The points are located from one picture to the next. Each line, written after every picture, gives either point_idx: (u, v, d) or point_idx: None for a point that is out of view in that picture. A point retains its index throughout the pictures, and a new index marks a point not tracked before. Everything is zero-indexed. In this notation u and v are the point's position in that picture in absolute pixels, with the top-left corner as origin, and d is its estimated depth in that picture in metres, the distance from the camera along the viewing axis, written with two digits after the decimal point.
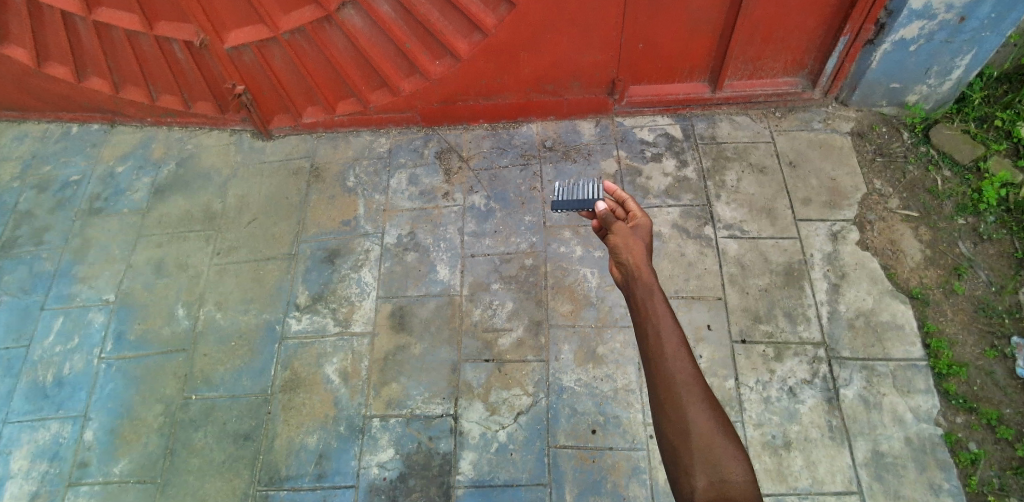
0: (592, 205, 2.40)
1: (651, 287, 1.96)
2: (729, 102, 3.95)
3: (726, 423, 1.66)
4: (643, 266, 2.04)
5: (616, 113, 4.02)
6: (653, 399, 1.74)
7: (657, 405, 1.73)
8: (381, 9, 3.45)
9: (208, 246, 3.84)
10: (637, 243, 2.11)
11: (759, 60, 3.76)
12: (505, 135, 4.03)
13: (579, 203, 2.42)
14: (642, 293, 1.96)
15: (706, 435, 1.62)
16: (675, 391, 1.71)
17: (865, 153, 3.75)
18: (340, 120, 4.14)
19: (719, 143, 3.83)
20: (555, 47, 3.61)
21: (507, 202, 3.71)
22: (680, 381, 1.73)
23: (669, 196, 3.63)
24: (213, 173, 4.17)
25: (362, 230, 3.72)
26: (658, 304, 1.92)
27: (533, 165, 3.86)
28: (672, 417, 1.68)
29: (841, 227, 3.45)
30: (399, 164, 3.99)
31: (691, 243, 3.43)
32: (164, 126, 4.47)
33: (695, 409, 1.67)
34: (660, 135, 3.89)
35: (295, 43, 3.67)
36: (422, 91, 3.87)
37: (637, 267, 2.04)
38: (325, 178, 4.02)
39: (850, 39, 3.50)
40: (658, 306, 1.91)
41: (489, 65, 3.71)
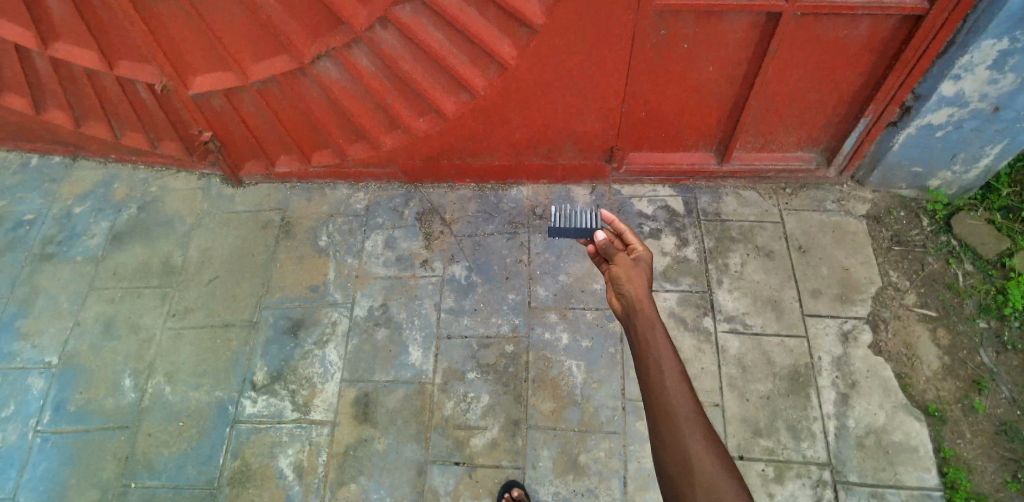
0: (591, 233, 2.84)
1: (651, 319, 2.04)
2: (735, 175, 3.64)
3: (723, 450, 1.65)
4: (643, 294, 2.18)
5: (613, 179, 3.72)
6: (653, 426, 1.74)
7: (657, 431, 1.72)
8: (362, 62, 3.11)
9: (163, 306, 3.52)
10: (638, 274, 2.22)
11: (770, 134, 3.44)
12: (493, 199, 3.73)
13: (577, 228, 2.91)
14: (645, 324, 2.04)
15: (707, 467, 1.60)
16: (679, 418, 1.71)
17: (881, 240, 3.46)
18: (316, 171, 3.83)
19: (723, 221, 3.53)
20: (551, 111, 3.27)
21: (491, 275, 3.40)
22: (683, 409, 1.74)
23: (666, 279, 3.32)
24: (177, 220, 3.86)
25: (331, 298, 3.42)
26: (657, 335, 1.98)
27: (520, 235, 3.55)
28: (671, 439, 1.68)
29: (853, 325, 3.16)
30: (377, 224, 3.68)
31: (688, 336, 3.13)
32: (129, 163, 4.14)
33: (696, 438, 1.66)
34: (659, 207, 3.60)
35: (266, 91, 3.32)
36: (404, 147, 3.56)
37: (638, 298, 2.15)
38: (297, 235, 3.70)
39: (871, 120, 3.20)
40: (659, 339, 1.97)
41: (477, 126, 3.37)
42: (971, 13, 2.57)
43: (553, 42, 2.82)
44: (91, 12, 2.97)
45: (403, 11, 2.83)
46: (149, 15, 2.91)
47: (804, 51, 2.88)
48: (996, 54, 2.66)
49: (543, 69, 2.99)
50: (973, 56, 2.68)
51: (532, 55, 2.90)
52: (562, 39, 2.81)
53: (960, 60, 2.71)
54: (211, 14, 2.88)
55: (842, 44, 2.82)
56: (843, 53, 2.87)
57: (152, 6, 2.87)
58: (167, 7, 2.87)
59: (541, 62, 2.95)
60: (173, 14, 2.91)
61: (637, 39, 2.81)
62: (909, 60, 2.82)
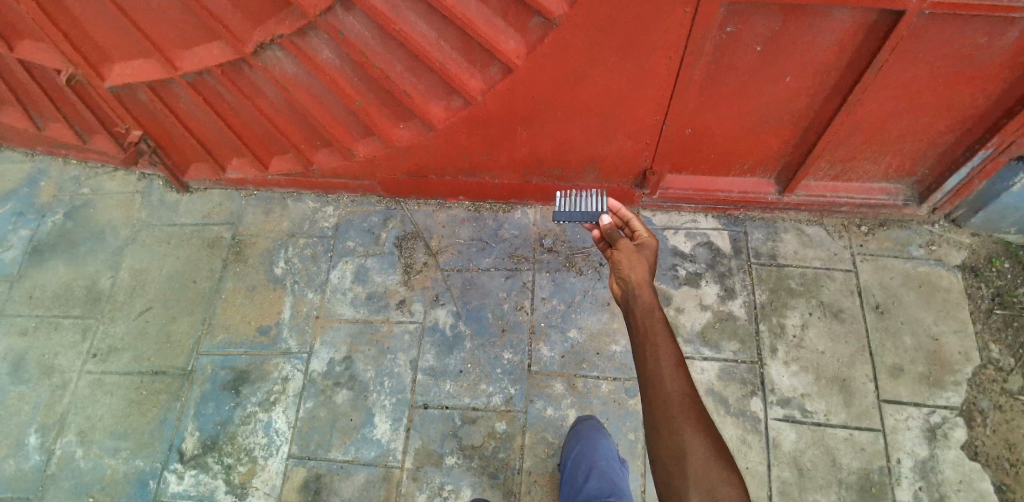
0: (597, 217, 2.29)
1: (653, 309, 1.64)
2: (799, 207, 2.93)
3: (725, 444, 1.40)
4: (645, 280, 1.74)
5: (644, 206, 2.98)
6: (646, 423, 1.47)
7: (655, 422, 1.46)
8: (320, 55, 2.36)
9: (84, 343, 2.90)
10: (641, 261, 1.77)
11: (851, 160, 2.72)
12: (491, 222, 3.02)
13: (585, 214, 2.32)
14: (644, 308, 1.66)
15: (705, 462, 1.37)
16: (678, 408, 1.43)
17: (980, 299, 2.73)
18: (275, 180, 3.12)
19: (780, 266, 2.83)
20: (568, 125, 2.51)
21: (483, 326, 2.71)
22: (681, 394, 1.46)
23: (705, 342, 2.63)
24: (109, 232, 3.21)
25: (283, 345, 2.76)
26: (657, 324, 1.60)
27: (523, 272, 2.84)
28: (666, 427, 1.42)
29: (943, 418, 2.46)
30: (345, 249, 2.99)
31: (730, 423, 2.45)
32: (59, 157, 3.50)
33: (692, 431, 1.40)
34: (699, 244, 2.88)
35: (201, 85, 2.60)
36: (382, 159, 2.82)
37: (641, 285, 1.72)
38: (248, 258, 3.03)
39: (990, 153, 2.49)
40: (658, 327, 1.60)
41: (473, 139, 2.62)
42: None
43: (571, 45, 2.11)
44: None
45: None
46: None
47: (920, 60, 2.14)
48: None
49: (559, 77, 2.26)
50: None
51: (545, 60, 2.17)
52: (583, 44, 2.10)
53: None
54: None
55: (978, 56, 2.10)
56: (973, 65, 2.14)
57: None
58: None
59: (556, 70, 2.23)
60: None
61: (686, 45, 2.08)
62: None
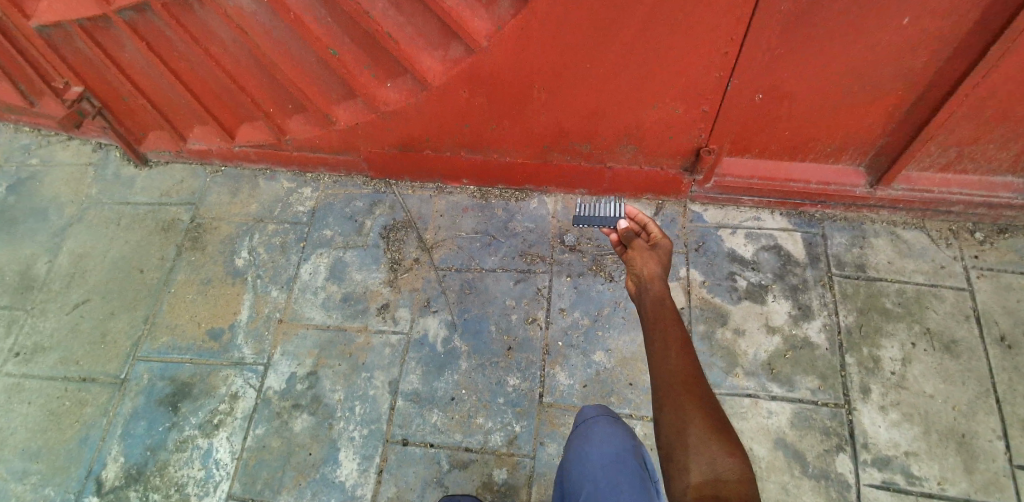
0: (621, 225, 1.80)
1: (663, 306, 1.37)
2: (895, 206, 2.28)
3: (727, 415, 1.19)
4: (658, 278, 1.46)
5: (692, 197, 2.37)
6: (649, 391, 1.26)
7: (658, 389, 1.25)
8: None
9: (6, 339, 2.41)
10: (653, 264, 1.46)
11: (974, 146, 2.05)
12: (500, 212, 2.44)
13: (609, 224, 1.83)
14: (652, 303, 1.41)
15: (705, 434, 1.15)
16: (677, 368, 1.25)
17: None
18: (243, 152, 2.61)
19: (870, 279, 2.19)
20: (600, 86, 1.92)
21: (483, 341, 2.13)
22: (682, 357, 1.27)
23: (772, 378, 2.01)
24: (55, 209, 2.74)
25: (236, 353, 2.23)
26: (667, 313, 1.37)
27: (537, 275, 2.26)
28: (666, 393, 1.22)
29: None
30: (321, 238, 2.45)
31: (809, 489, 1.81)
32: (11, 124, 3.05)
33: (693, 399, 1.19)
34: (764, 249, 2.25)
35: (143, 26, 2.09)
36: (367, 127, 2.28)
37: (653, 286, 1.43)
38: (206, 245, 2.52)
39: None
40: (668, 318, 1.36)
41: (477, 104, 2.06)
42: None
43: (568, 47, 1.78)
44: None
45: None
46: None
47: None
48: None
49: (578, 37, 1.75)
50: None
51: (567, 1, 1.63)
52: (582, 47, 1.78)
53: None
54: None
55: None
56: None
57: None
58: None
59: (574, 28, 1.72)
60: None
61: (716, 28, 1.67)
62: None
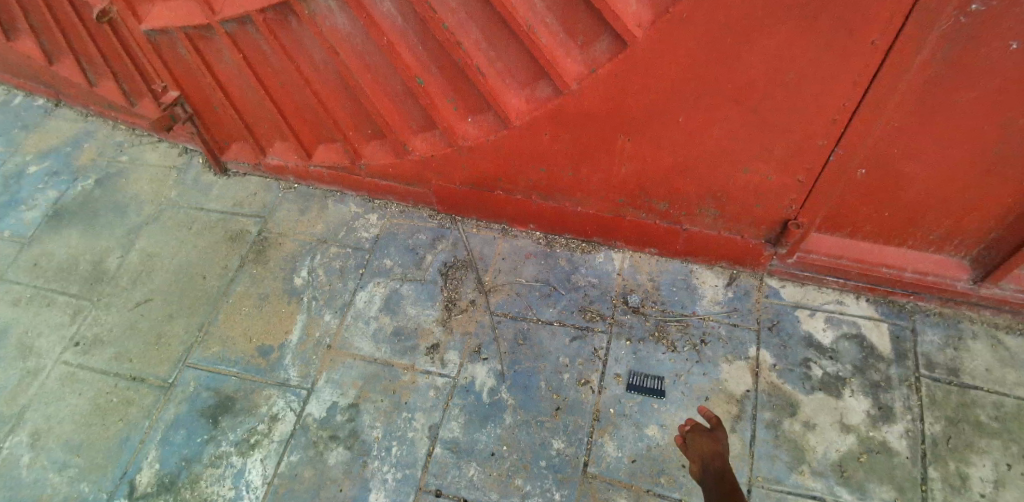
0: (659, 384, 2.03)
1: None
2: (1000, 306, 2.09)
3: None
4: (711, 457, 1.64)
5: (769, 270, 2.26)
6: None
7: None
8: (380, 8, 1.88)
9: (69, 327, 2.50)
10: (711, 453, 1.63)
11: None
12: (562, 263, 2.38)
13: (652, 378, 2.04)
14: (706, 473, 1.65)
15: None
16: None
17: None
18: (317, 172, 2.68)
19: (964, 388, 1.99)
20: (692, 143, 1.86)
21: (531, 398, 2.05)
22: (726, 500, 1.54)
23: (843, 482, 1.83)
24: (132, 208, 2.86)
25: (281, 374, 2.21)
26: None
27: (595, 336, 2.17)
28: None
29: None
30: (380, 268, 2.45)
31: None
32: (110, 120, 3.29)
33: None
34: (845, 337, 2.12)
35: (242, 40, 2.19)
36: (442, 161, 2.30)
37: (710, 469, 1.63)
38: (269, 260, 2.56)
39: None
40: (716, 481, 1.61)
41: (558, 148, 2.04)
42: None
43: (631, 145, 1.94)
44: None
45: None
46: None
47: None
48: None
49: (678, 94, 1.71)
50: None
51: (668, 58, 1.61)
52: (646, 149, 1.93)
53: None
54: None
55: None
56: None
57: None
58: None
59: (674, 84, 1.69)
60: None
61: (822, 99, 1.62)
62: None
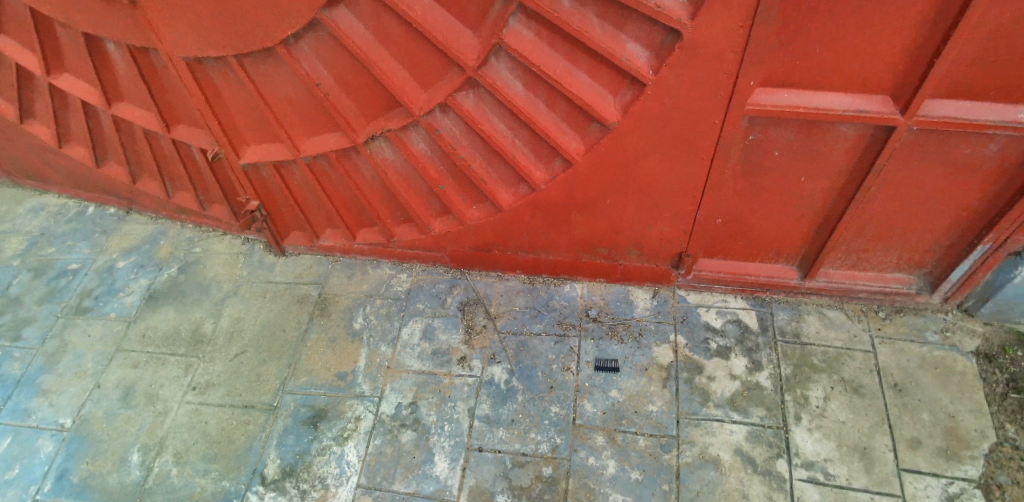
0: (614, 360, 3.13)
1: None
2: (821, 292, 3.28)
3: None
4: None
5: (678, 284, 3.42)
6: None
7: None
8: (417, 146, 3.03)
9: (184, 376, 3.36)
10: None
11: (865, 252, 3.09)
12: (543, 294, 3.47)
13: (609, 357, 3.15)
14: None
15: None
16: None
17: (995, 385, 2.95)
18: (360, 248, 3.71)
19: (804, 344, 3.15)
20: (616, 212, 3.05)
21: (534, 382, 3.08)
22: None
23: (734, 408, 2.93)
24: (214, 286, 3.77)
25: (357, 388, 3.16)
26: None
27: (570, 338, 3.24)
28: None
29: (961, 490, 2.65)
30: (415, 309, 3.47)
31: (758, 481, 2.69)
32: (178, 221, 4.18)
33: None
34: (729, 321, 3.26)
35: (316, 166, 3.27)
36: (455, 234, 3.39)
37: None
38: (331, 313, 3.53)
39: (990, 248, 2.81)
40: None
41: (534, 220, 3.18)
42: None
43: (580, 217, 3.11)
44: (153, 76, 3.03)
45: (467, 98, 2.74)
46: (206, 82, 2.94)
47: (919, 167, 2.56)
48: None
49: (605, 186, 2.90)
50: None
51: (596, 168, 2.80)
52: (589, 217, 3.10)
53: None
54: (272, 92, 2.91)
55: (967, 163, 2.50)
56: (965, 170, 2.54)
57: (213, 78, 2.92)
58: (223, 79, 2.91)
59: (601, 181, 2.87)
60: (229, 83, 2.92)
61: (684, 185, 2.82)
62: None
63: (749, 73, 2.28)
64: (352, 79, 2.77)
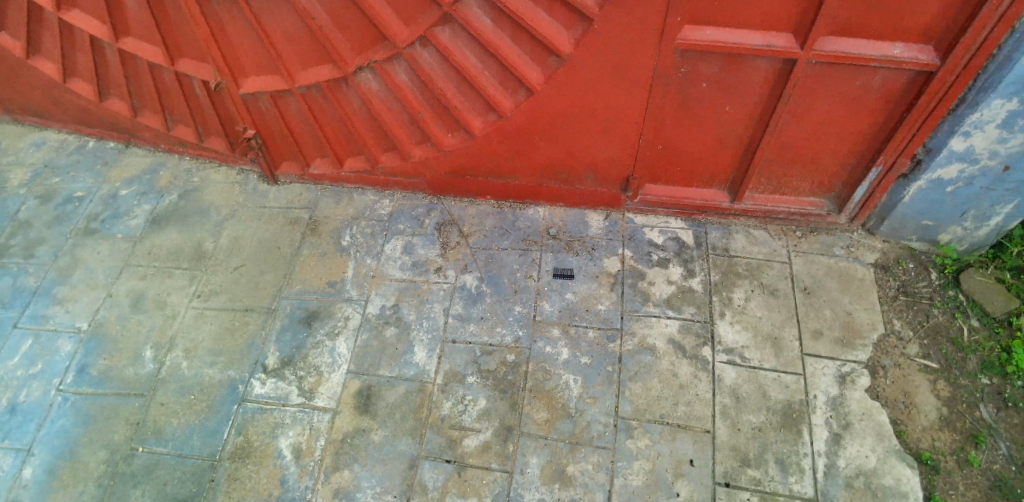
0: (569, 269, 3.62)
1: None
2: (748, 214, 3.79)
3: None
4: None
5: (628, 208, 3.89)
6: None
7: None
8: (399, 77, 3.39)
9: (190, 286, 3.75)
10: None
11: (784, 177, 3.58)
12: (510, 216, 3.92)
13: (564, 267, 3.63)
14: None
15: None
16: None
17: (887, 289, 3.51)
18: (346, 176, 4.10)
19: (731, 257, 3.66)
20: (574, 138, 3.47)
21: (500, 288, 3.55)
22: None
23: (670, 306, 3.44)
24: (212, 210, 4.13)
25: (346, 294, 3.60)
26: None
27: (532, 252, 3.71)
28: None
29: (851, 369, 3.20)
30: (397, 229, 3.89)
31: (686, 363, 3.23)
32: (176, 154, 4.48)
33: None
34: (670, 238, 3.75)
35: (308, 96, 3.62)
36: (432, 161, 3.79)
37: None
38: (321, 232, 3.93)
39: (882, 171, 3.31)
40: None
41: (502, 146, 3.60)
42: (989, 63, 2.64)
43: (542, 142, 3.53)
44: (160, 11, 3.31)
45: (443, 32, 3.10)
46: (210, 17, 3.23)
47: (823, 97, 3.03)
48: (1005, 113, 2.76)
49: (564, 113, 3.31)
50: (983, 113, 2.78)
51: (555, 96, 3.20)
52: (551, 143, 3.53)
53: (969, 117, 2.82)
54: (269, 24, 3.22)
55: (860, 94, 2.97)
56: (860, 101, 3.01)
57: (217, 12, 3.20)
58: (226, 14, 3.21)
59: (561, 108, 3.28)
60: (232, 16, 3.21)
61: (632, 113, 3.25)
62: (923, 109, 2.92)
63: (681, 10, 2.68)
64: (342, 13, 3.10)
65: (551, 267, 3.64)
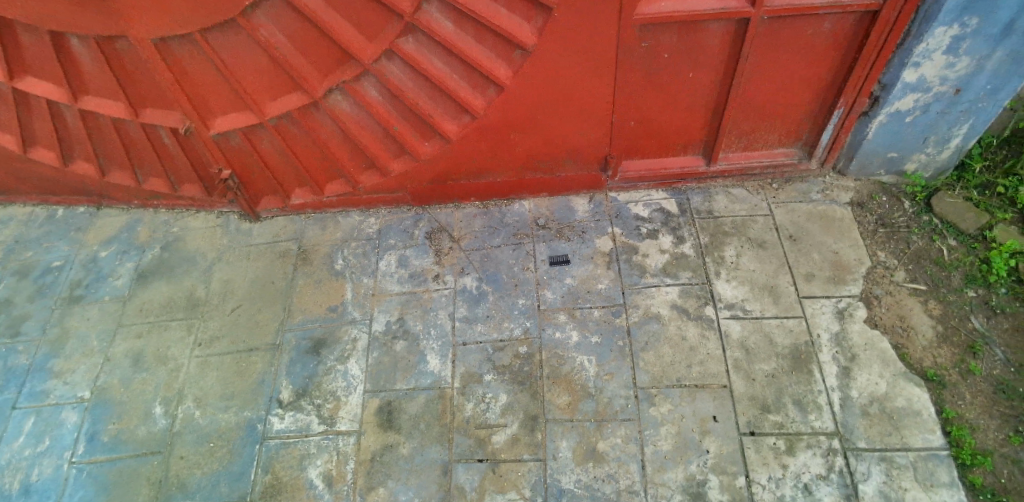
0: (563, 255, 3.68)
1: None
2: (725, 175, 3.91)
3: None
4: None
5: (610, 188, 3.98)
6: None
7: None
8: (368, 93, 3.41)
9: (189, 335, 3.70)
10: None
11: (753, 133, 3.71)
12: (497, 214, 3.97)
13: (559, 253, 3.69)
14: None
15: None
16: None
17: (867, 224, 3.66)
18: (329, 201, 4.10)
19: (716, 218, 3.77)
20: (549, 127, 3.54)
21: (500, 284, 3.59)
22: None
23: (667, 274, 3.53)
24: (198, 257, 4.08)
25: (350, 316, 3.60)
26: None
27: (525, 245, 3.77)
28: None
29: (847, 303, 3.33)
30: (388, 245, 3.91)
31: (692, 325, 3.31)
32: (151, 208, 4.41)
33: None
34: (655, 210, 3.85)
35: (280, 127, 3.61)
36: (413, 171, 3.82)
37: None
38: (313, 260, 3.92)
39: (844, 112, 3.45)
40: None
41: (479, 146, 3.65)
42: None
43: (518, 135, 3.59)
44: (119, 64, 3.27)
45: (407, 42, 3.14)
46: (171, 62, 3.21)
47: (779, 51, 3.15)
48: (949, 40, 2.92)
49: (536, 104, 3.38)
50: (929, 43, 2.94)
51: (525, 88, 3.27)
52: (527, 135, 3.59)
53: (917, 48, 2.97)
54: (233, 61, 3.22)
55: (813, 42, 3.10)
56: (814, 49, 3.14)
57: (178, 56, 3.19)
58: (188, 56, 3.19)
59: (532, 99, 3.35)
60: (194, 57, 3.20)
61: (601, 93, 3.34)
62: (874, 47, 3.07)
63: None
64: (304, 38, 3.11)
65: (545, 255, 3.70)
